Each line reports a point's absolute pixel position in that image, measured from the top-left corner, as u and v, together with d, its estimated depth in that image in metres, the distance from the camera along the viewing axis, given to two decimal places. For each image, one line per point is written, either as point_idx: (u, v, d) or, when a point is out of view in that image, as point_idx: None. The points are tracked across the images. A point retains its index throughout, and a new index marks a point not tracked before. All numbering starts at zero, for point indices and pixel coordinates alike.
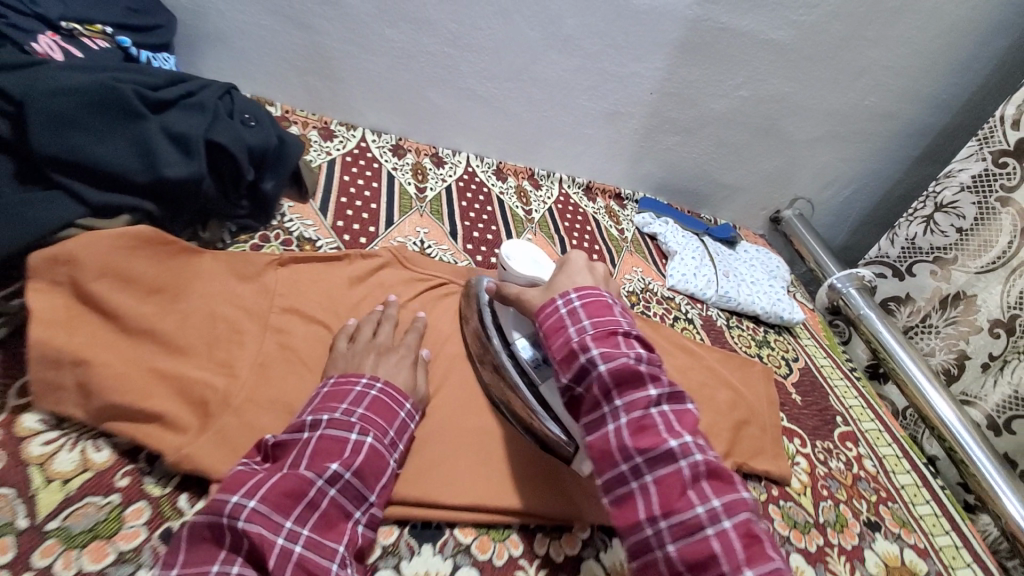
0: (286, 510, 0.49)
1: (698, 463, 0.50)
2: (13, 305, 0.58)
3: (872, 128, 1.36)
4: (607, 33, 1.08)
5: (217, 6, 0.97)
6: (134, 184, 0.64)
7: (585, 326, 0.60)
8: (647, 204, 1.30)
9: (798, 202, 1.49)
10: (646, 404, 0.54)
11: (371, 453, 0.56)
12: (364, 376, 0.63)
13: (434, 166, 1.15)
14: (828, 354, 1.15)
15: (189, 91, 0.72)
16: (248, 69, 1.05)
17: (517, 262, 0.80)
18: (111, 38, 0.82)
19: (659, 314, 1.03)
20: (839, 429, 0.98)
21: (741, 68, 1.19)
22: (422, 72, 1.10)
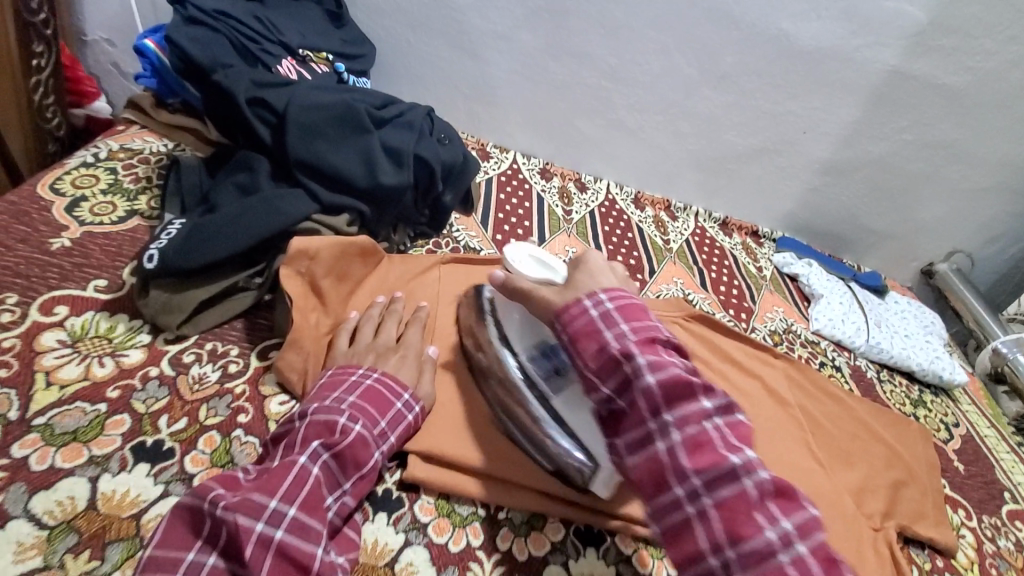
0: (271, 490, 0.46)
1: (765, 481, 0.43)
2: (254, 282, 0.68)
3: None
4: (765, 72, 1.09)
5: (408, 39, 1.10)
6: (355, 188, 0.73)
7: (625, 330, 0.50)
8: (786, 244, 1.27)
9: (954, 256, 1.38)
10: (701, 420, 0.46)
11: (358, 440, 0.53)
12: (361, 367, 0.61)
13: (578, 192, 1.20)
14: (991, 424, 1.05)
15: (400, 111, 0.82)
16: (423, 94, 1.17)
17: (522, 266, 0.67)
18: (330, 64, 0.96)
19: (804, 356, 1.00)
20: (1006, 507, 0.88)
21: (906, 112, 1.14)
22: (578, 103, 1.16)
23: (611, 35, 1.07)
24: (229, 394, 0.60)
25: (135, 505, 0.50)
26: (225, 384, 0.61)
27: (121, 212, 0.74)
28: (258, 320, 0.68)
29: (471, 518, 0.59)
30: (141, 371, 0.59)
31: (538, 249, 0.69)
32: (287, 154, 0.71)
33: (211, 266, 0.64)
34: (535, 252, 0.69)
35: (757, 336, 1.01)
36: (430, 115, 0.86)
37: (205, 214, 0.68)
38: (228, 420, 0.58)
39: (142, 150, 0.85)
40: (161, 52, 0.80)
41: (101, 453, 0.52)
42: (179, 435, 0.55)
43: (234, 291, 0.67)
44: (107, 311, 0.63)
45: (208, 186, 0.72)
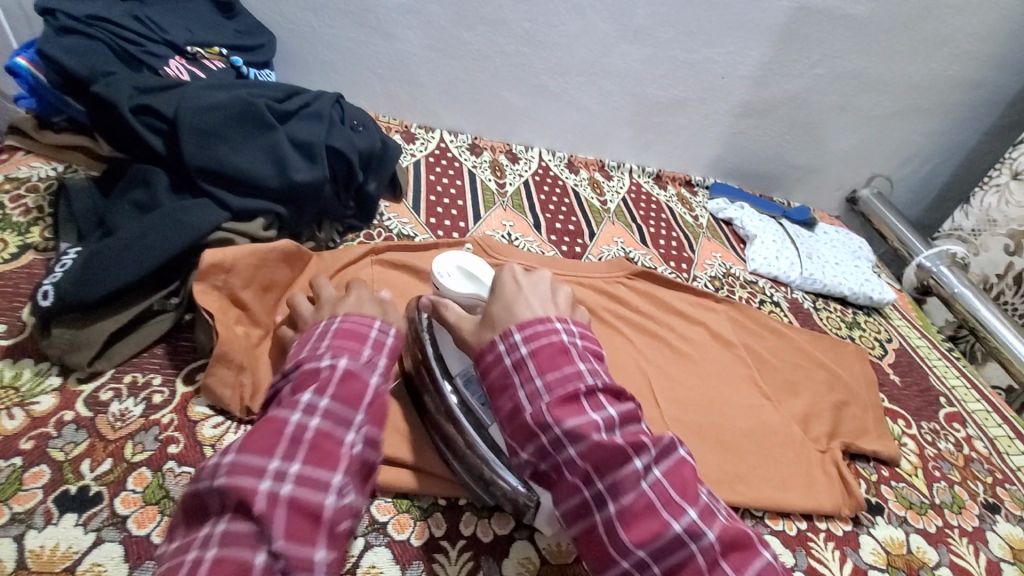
0: (264, 449, 0.43)
1: (711, 544, 0.45)
2: (171, 303, 0.64)
3: (954, 97, 1.31)
4: (679, 20, 1.09)
5: (309, 25, 1.04)
6: (267, 189, 0.70)
7: (541, 390, 0.51)
8: (719, 189, 1.30)
9: (876, 180, 1.44)
10: (635, 483, 0.47)
11: (349, 374, 0.50)
12: (323, 322, 0.56)
13: (510, 163, 1.18)
14: (922, 334, 1.12)
15: (306, 102, 0.77)
16: (336, 80, 1.11)
17: (451, 279, 0.68)
18: (226, 59, 0.89)
19: (745, 297, 1.03)
20: (943, 411, 0.95)
21: (817, 46, 1.17)
22: (497, 72, 1.13)
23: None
24: (156, 425, 0.57)
25: (68, 558, 0.47)
26: (150, 416, 0.57)
27: (12, 248, 0.68)
28: (180, 343, 0.65)
29: (433, 509, 0.59)
30: (56, 418, 0.55)
31: (464, 256, 0.70)
32: (185, 162, 0.66)
33: (118, 292, 0.59)
34: (462, 260, 0.70)
35: (699, 284, 1.03)
36: (341, 103, 0.82)
37: (103, 239, 0.63)
38: (157, 454, 0.55)
39: (30, 177, 0.77)
40: (36, 69, 0.72)
41: (23, 509, 0.49)
42: (106, 478, 0.52)
43: (149, 316, 0.63)
44: (9, 359, 0.58)
45: (103, 208, 0.67)
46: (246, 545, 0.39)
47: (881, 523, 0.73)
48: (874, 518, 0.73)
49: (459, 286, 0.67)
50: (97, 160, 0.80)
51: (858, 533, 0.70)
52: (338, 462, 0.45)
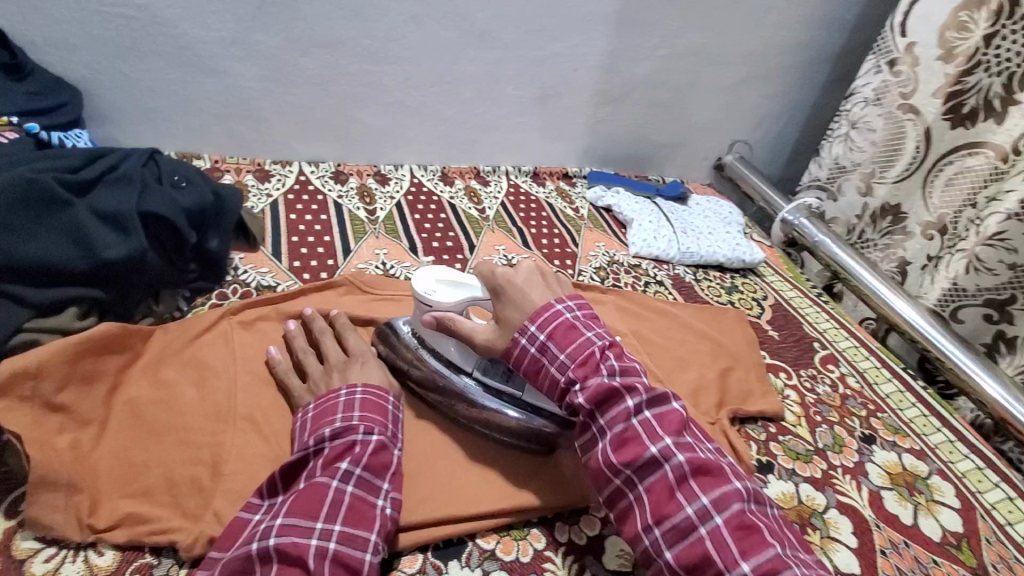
0: (312, 514, 0.53)
1: (680, 463, 0.57)
2: None
3: (787, 60, 1.41)
4: (519, 19, 1.09)
5: (123, 70, 0.94)
6: (73, 273, 0.62)
7: (564, 360, 0.63)
8: (595, 178, 1.32)
9: (736, 145, 1.53)
10: (626, 418, 0.59)
11: (377, 445, 0.60)
12: (343, 389, 0.65)
13: (379, 186, 1.14)
14: (794, 286, 1.19)
15: (111, 165, 0.70)
16: (167, 126, 1.01)
17: (440, 293, 0.71)
18: (18, 127, 0.78)
19: (630, 283, 1.06)
20: (818, 354, 1.02)
21: (655, 28, 1.21)
22: (347, 94, 1.08)
23: (353, 16, 1.00)
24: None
25: None
26: None
27: None
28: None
29: None
30: None
31: (442, 268, 0.72)
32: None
33: None
34: (439, 271, 0.72)
35: (585, 278, 1.05)
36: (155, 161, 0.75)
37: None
38: None
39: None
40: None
41: None
42: None
43: None
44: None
45: None
46: None
47: (772, 481, 0.77)
48: (766, 478, 0.77)
49: (448, 297, 0.70)
50: None
51: None
52: (371, 523, 0.55)
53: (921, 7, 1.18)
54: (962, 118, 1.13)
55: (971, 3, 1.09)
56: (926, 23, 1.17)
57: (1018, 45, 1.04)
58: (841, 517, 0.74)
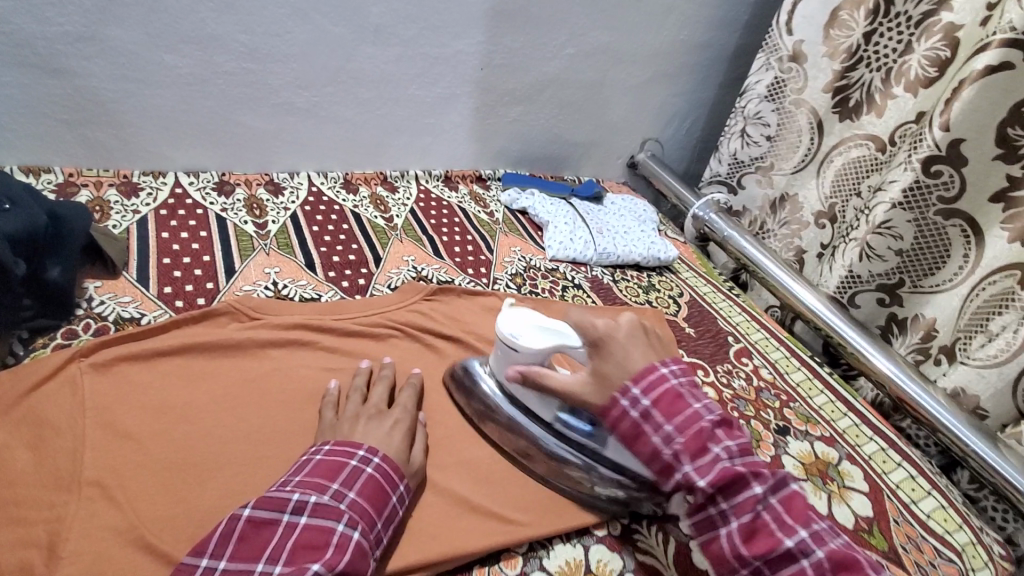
0: (737, 513, 0.54)
1: (821, 560, 0.53)
2: None
3: (693, 59, 1.40)
4: (523, 29, 1.14)
5: (41, 76, 0.84)
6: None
7: (669, 429, 0.56)
8: (510, 179, 1.27)
9: (648, 143, 1.50)
10: (754, 506, 0.54)
11: (730, 469, 0.55)
12: (631, 387, 0.59)
13: (389, 194, 1.15)
14: (708, 280, 1.20)
15: None
16: (149, 142, 0.97)
17: (528, 338, 0.70)
18: None
19: (637, 276, 1.14)
20: (733, 348, 1.02)
21: (643, 37, 1.29)
22: (357, 99, 1.07)
23: (224, 8, 0.89)
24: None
25: None
26: None
27: None
28: None
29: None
30: None
31: (535, 314, 0.73)
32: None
33: None
34: (533, 317, 0.72)
35: (597, 273, 1.11)
36: (58, 215, 0.69)
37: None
38: None
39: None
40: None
41: None
42: None
43: None
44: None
45: None
46: None
47: (792, 441, 0.87)
48: (786, 439, 0.88)
49: (539, 343, 0.69)
50: None
51: (780, 455, 0.84)
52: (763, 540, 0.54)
53: (804, 5, 1.18)
54: (849, 112, 1.16)
55: (851, 2, 1.11)
56: (811, 22, 1.17)
57: (895, 42, 1.07)
58: (852, 468, 0.86)
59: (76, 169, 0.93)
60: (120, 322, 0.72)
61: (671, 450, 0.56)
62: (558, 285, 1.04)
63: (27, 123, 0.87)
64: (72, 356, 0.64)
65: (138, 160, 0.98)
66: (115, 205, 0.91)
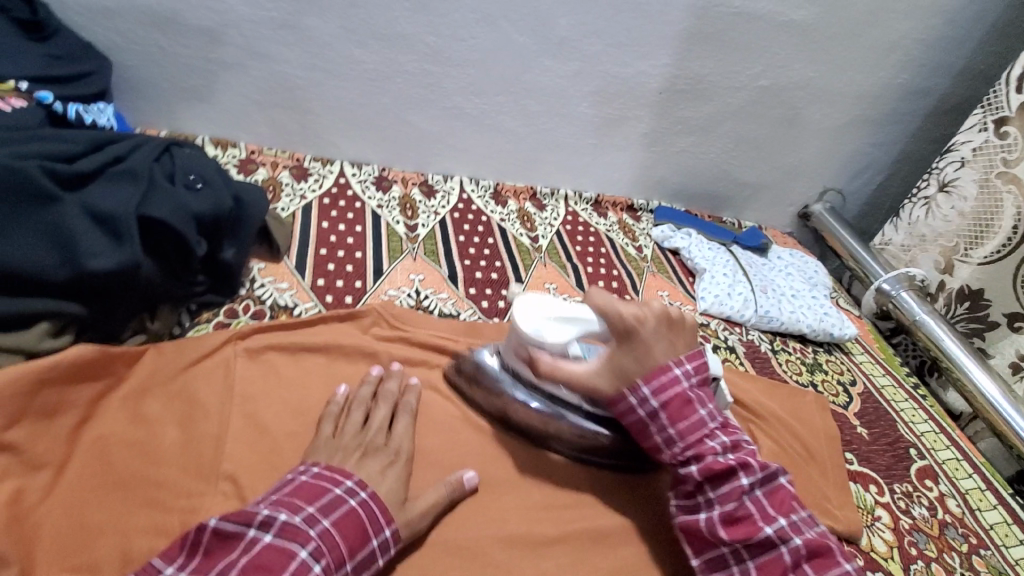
0: (719, 500, 0.56)
1: (798, 547, 0.53)
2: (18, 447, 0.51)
3: (905, 106, 1.20)
4: (714, 54, 1.03)
5: (242, 57, 0.89)
6: (52, 283, 0.51)
7: (666, 421, 0.59)
8: (664, 214, 1.17)
9: (828, 194, 1.32)
10: (738, 495, 0.56)
11: (721, 463, 0.57)
12: (641, 386, 0.59)
13: (537, 211, 1.10)
14: (887, 370, 1.01)
15: (120, 156, 0.59)
16: (323, 131, 0.99)
17: (550, 330, 0.63)
18: (28, 95, 0.69)
19: (798, 348, 0.99)
20: (915, 465, 0.84)
21: (848, 76, 1.12)
22: (524, 110, 1.03)
23: (418, 7, 0.89)
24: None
25: None
26: None
27: None
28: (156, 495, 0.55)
29: None
30: None
31: (546, 302, 0.65)
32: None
33: None
34: (547, 306, 0.64)
35: (754, 338, 0.97)
36: (242, 200, 0.69)
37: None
38: None
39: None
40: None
41: None
42: None
43: None
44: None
45: None
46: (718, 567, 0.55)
47: None
48: None
49: (559, 333, 0.63)
50: None
51: None
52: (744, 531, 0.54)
53: None
54: None
55: None
56: None
57: None
58: None
59: (258, 147, 0.98)
60: (275, 309, 0.73)
61: (671, 449, 0.59)
62: (707, 342, 0.92)
63: (225, 99, 0.92)
64: (228, 339, 0.65)
65: (312, 146, 1.01)
66: (285, 187, 0.94)
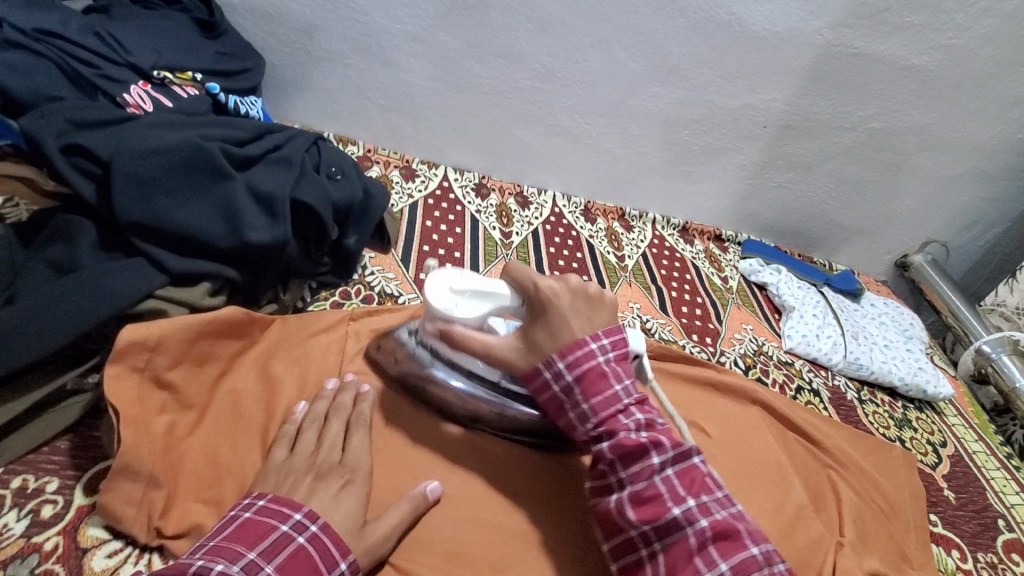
0: (631, 481, 0.51)
1: (704, 529, 0.48)
2: (90, 382, 0.54)
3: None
4: (826, 93, 1.02)
5: (373, 64, 0.97)
6: (218, 250, 0.58)
7: (580, 397, 0.54)
8: (752, 248, 1.16)
9: (929, 246, 1.27)
10: (650, 473, 0.51)
11: (635, 444, 0.51)
12: (553, 361, 0.54)
13: (625, 232, 1.12)
14: (980, 436, 0.96)
15: (277, 144, 0.67)
16: (433, 138, 1.06)
17: (463, 308, 0.56)
18: (200, 85, 0.79)
19: (887, 400, 0.95)
20: (1002, 537, 0.80)
21: (967, 125, 1.08)
22: (625, 133, 1.06)
23: (540, 30, 0.94)
24: (36, 552, 0.45)
25: None
26: None
27: None
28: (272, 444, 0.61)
29: None
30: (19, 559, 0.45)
31: (458, 274, 0.57)
32: (117, 215, 0.55)
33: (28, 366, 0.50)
34: (457, 279, 0.57)
35: (839, 383, 0.94)
36: (370, 193, 0.75)
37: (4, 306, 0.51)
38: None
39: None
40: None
41: None
42: None
43: (62, 397, 0.53)
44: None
45: (18, 260, 0.56)
46: (629, 550, 0.51)
47: None
48: None
49: (471, 312, 0.56)
50: None
51: None
52: (657, 515, 0.49)
53: None
54: None
55: None
56: None
57: None
58: None
59: (373, 147, 1.06)
60: (382, 296, 0.79)
61: (583, 424, 0.54)
62: (791, 381, 0.91)
63: (352, 101, 1.01)
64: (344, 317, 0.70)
65: (421, 150, 1.08)
66: (396, 185, 1.00)
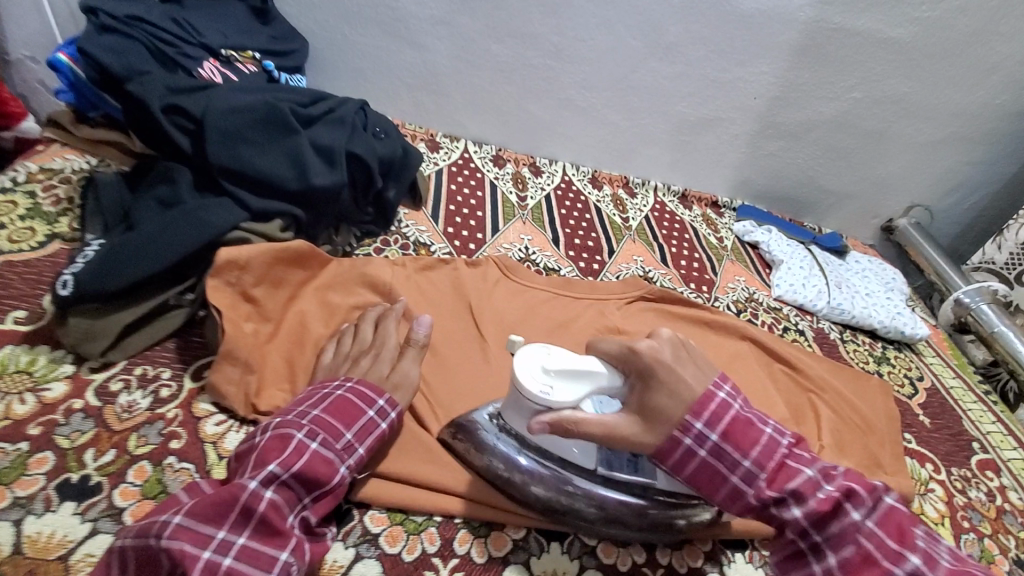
0: (834, 548, 0.49)
1: None
2: (186, 299, 0.66)
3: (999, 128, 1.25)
4: (813, 65, 1.12)
5: (401, 45, 1.08)
6: (287, 192, 0.70)
7: (746, 462, 0.51)
8: (746, 212, 1.26)
9: (912, 211, 1.37)
10: (853, 534, 0.48)
11: (824, 499, 0.49)
12: (694, 423, 0.52)
13: (629, 197, 1.22)
14: (957, 374, 1.06)
15: (331, 108, 0.78)
16: (454, 114, 1.18)
17: (560, 390, 0.54)
18: (258, 63, 0.91)
19: (867, 342, 1.05)
20: (976, 457, 0.89)
21: (943, 94, 1.18)
22: (629, 106, 1.17)
23: (552, 12, 1.05)
24: (161, 419, 0.58)
25: (62, 547, 0.48)
26: None
27: (40, 237, 0.70)
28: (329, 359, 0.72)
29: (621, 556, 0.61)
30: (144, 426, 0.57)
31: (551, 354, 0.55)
32: (208, 160, 0.67)
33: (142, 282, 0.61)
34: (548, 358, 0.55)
35: (824, 326, 1.05)
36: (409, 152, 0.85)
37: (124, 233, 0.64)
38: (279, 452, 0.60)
39: (62, 169, 0.80)
40: (76, 65, 0.74)
41: (123, 504, 0.51)
42: (107, 469, 0.53)
43: (165, 309, 0.65)
44: (26, 344, 0.60)
45: (127, 203, 0.68)
46: None
47: None
48: None
49: (569, 393, 0.54)
50: (129, 156, 0.81)
51: None
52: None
53: None
54: None
55: None
56: None
57: None
58: None
59: (402, 122, 1.17)
60: (416, 244, 0.91)
61: (756, 493, 0.51)
62: (779, 323, 1.02)
63: (383, 80, 1.12)
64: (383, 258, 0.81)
65: (443, 125, 1.19)
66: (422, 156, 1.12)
